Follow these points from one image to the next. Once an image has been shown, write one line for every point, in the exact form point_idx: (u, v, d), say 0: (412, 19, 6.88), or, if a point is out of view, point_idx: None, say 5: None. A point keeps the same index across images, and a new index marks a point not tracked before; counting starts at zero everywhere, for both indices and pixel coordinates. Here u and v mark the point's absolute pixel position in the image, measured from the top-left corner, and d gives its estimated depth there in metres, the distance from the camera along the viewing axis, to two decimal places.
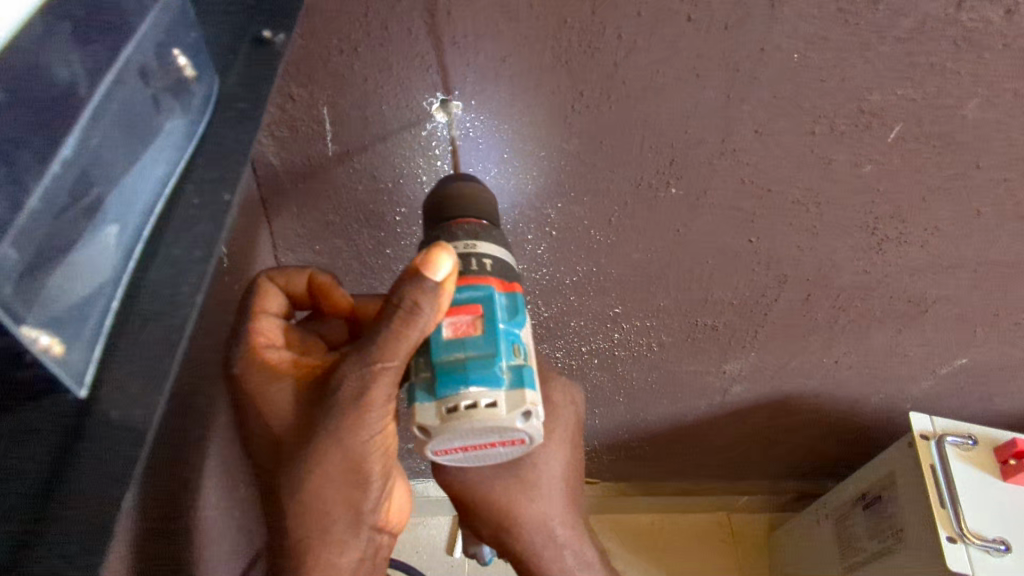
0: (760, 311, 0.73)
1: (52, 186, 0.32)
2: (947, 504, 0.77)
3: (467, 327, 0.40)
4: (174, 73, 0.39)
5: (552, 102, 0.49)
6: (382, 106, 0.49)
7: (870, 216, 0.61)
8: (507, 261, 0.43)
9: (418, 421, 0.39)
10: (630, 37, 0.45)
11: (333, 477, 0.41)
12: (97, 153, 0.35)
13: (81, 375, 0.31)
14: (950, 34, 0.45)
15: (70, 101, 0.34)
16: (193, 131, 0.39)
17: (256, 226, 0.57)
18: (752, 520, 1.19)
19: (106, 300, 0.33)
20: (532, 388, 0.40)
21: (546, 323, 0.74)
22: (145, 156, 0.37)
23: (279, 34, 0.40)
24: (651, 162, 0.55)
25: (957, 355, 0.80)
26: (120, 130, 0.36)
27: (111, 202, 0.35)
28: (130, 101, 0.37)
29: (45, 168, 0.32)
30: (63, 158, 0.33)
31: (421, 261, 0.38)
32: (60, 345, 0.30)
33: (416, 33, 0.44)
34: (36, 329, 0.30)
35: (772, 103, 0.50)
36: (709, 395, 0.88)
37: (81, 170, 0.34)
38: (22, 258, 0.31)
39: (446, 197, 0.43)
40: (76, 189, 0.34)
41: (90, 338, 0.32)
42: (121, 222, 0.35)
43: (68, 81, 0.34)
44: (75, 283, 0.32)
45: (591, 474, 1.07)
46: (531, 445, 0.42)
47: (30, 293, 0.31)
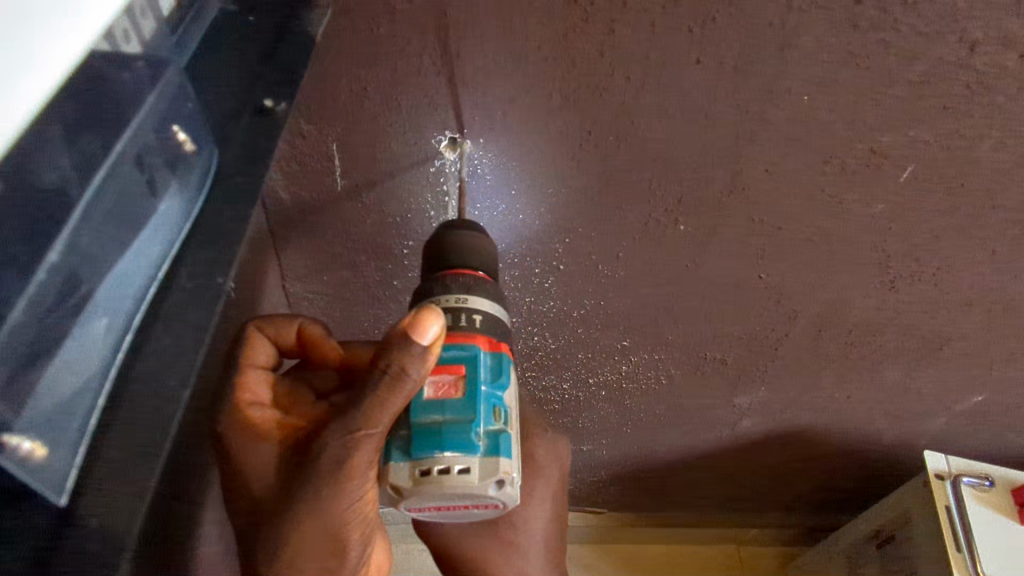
0: (771, 347, 0.72)
1: (37, 297, 0.27)
2: (963, 548, 0.75)
3: (448, 388, 0.40)
4: (172, 147, 0.35)
5: (563, 140, 0.49)
6: (390, 143, 0.49)
7: (882, 254, 0.60)
8: (498, 317, 0.43)
9: (391, 482, 0.39)
10: (640, 78, 0.45)
11: (312, 549, 0.40)
12: (88, 249, 0.30)
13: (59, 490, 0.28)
14: (963, 78, 0.45)
15: (69, 193, 0.29)
16: (191, 210, 0.35)
17: (265, 258, 0.57)
18: (763, 552, 1.16)
19: (88, 412, 0.29)
20: (508, 455, 0.39)
21: (553, 354, 0.74)
22: (138, 239, 0.32)
23: (280, 102, 0.39)
24: (660, 200, 0.54)
25: (974, 393, 0.79)
26: (117, 218, 0.31)
27: (102, 297, 0.30)
28: (131, 189, 0.32)
29: (30, 276, 0.27)
30: (54, 261, 0.28)
31: (409, 321, 0.37)
32: (45, 450, 0.27)
33: (426, 72, 0.44)
34: (18, 440, 0.26)
35: (783, 142, 0.50)
36: (717, 429, 0.87)
37: (74, 270, 0.29)
38: (5, 374, 0.26)
39: (445, 245, 0.44)
40: (66, 290, 0.29)
41: (72, 442, 0.28)
42: (111, 314, 0.31)
43: (60, 174, 0.28)
44: (63, 383, 0.28)
45: (597, 504, 1.05)
46: (505, 509, 0.42)
47: (16, 405, 0.27)
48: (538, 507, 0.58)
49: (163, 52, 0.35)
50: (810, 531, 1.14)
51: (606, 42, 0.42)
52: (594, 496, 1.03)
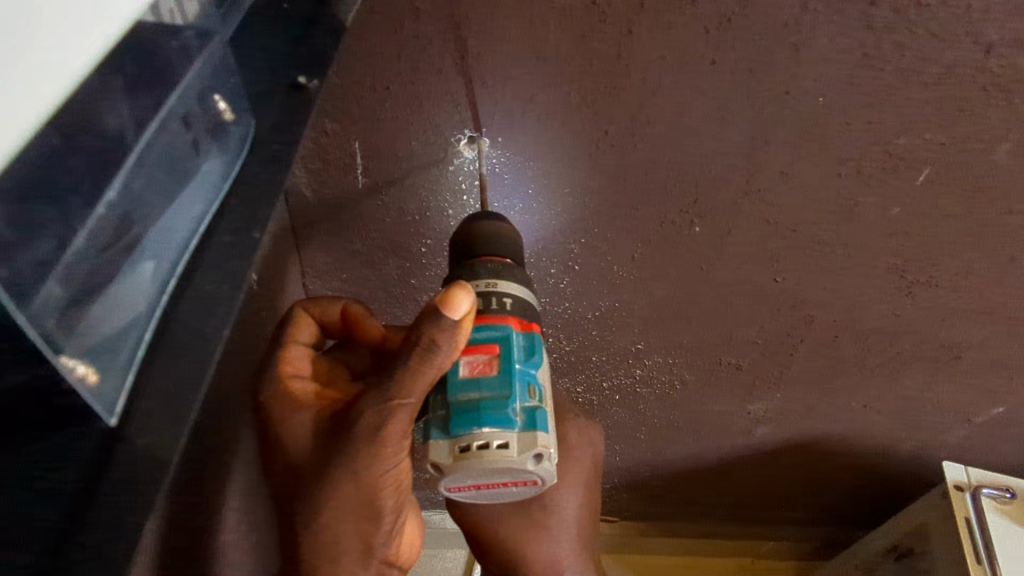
0: (786, 353, 0.72)
1: (96, 230, 0.30)
2: (983, 560, 0.74)
3: (484, 366, 0.41)
4: (214, 116, 0.37)
5: (581, 139, 0.50)
6: (412, 141, 0.51)
7: (899, 258, 0.60)
8: (527, 301, 0.44)
9: (431, 459, 0.40)
10: (655, 79, 0.46)
11: (348, 514, 0.41)
12: (139, 194, 0.32)
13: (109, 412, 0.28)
14: (979, 81, 0.45)
15: (126, 139, 0.31)
16: (231, 171, 0.37)
17: (287, 255, 0.59)
18: (778, 566, 1.14)
19: (136, 343, 0.30)
20: (545, 430, 0.40)
21: (568, 357, 0.74)
22: (183, 194, 0.35)
23: (313, 79, 0.40)
24: (675, 201, 0.55)
25: (994, 403, 0.78)
26: (166, 169, 0.34)
27: (149, 240, 0.32)
28: (177, 145, 0.35)
29: (92, 209, 0.29)
30: (111, 198, 0.30)
31: (440, 298, 0.38)
32: (97, 377, 0.28)
33: (447, 72, 0.46)
34: (70, 365, 0.27)
35: (799, 143, 0.50)
36: (731, 436, 0.86)
37: (126, 211, 0.31)
38: (66, 297, 0.28)
39: (473, 232, 0.44)
40: (120, 229, 0.31)
41: (122, 371, 0.29)
42: (157, 258, 0.32)
43: (121, 121, 0.31)
44: (112, 316, 0.30)
45: (610, 512, 1.05)
46: (543, 487, 0.42)
47: (69, 329, 0.28)
48: (568, 494, 0.58)
49: (211, 23, 0.36)
50: (827, 545, 1.12)
51: (623, 43, 0.43)
52: (606, 504, 1.03)
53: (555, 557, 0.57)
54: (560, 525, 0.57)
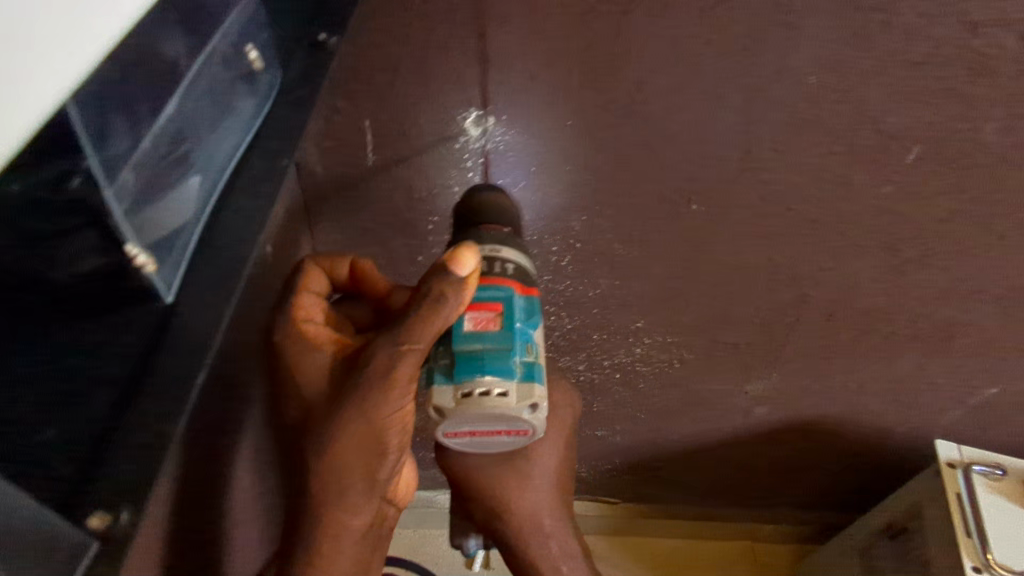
0: (782, 332, 0.74)
1: (156, 141, 0.36)
2: (973, 534, 0.75)
3: (487, 323, 0.43)
4: (245, 64, 0.42)
5: (582, 117, 0.52)
6: (419, 120, 0.53)
7: (891, 237, 0.62)
8: (524, 266, 0.46)
9: (435, 402, 0.43)
10: (653, 58, 0.48)
11: (355, 453, 0.42)
12: (189, 114, 0.38)
13: (166, 295, 0.36)
14: (964, 61, 0.47)
15: (179, 67, 0.37)
16: (261, 111, 0.42)
17: (300, 231, 0.61)
18: (776, 548, 1.16)
19: (188, 240, 0.37)
20: (540, 382, 0.43)
21: (569, 335, 0.76)
22: (222, 129, 0.40)
23: (332, 37, 0.44)
24: (673, 180, 0.57)
25: (987, 384, 0.80)
26: (211, 100, 0.39)
27: (195, 158, 0.39)
28: (219, 80, 0.40)
29: (152, 124, 0.35)
30: (170, 113, 0.36)
31: (449, 258, 0.41)
32: (157, 265, 0.36)
33: (453, 51, 0.48)
34: (136, 252, 0.36)
35: (791, 123, 0.52)
36: (730, 417, 0.88)
37: (179, 130, 0.37)
38: (133, 193, 0.35)
39: (473, 204, 0.48)
40: (173, 144, 0.37)
41: (176, 261, 0.37)
42: (203, 175, 0.39)
43: (175, 51, 0.37)
44: (170, 217, 0.37)
45: (611, 494, 1.07)
46: (533, 438, 0.46)
47: (137, 222, 0.36)
48: (551, 448, 0.60)
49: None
50: (825, 528, 1.14)
51: (623, 22, 0.46)
52: (607, 486, 1.05)
53: (534, 507, 0.59)
54: (540, 475, 0.59)
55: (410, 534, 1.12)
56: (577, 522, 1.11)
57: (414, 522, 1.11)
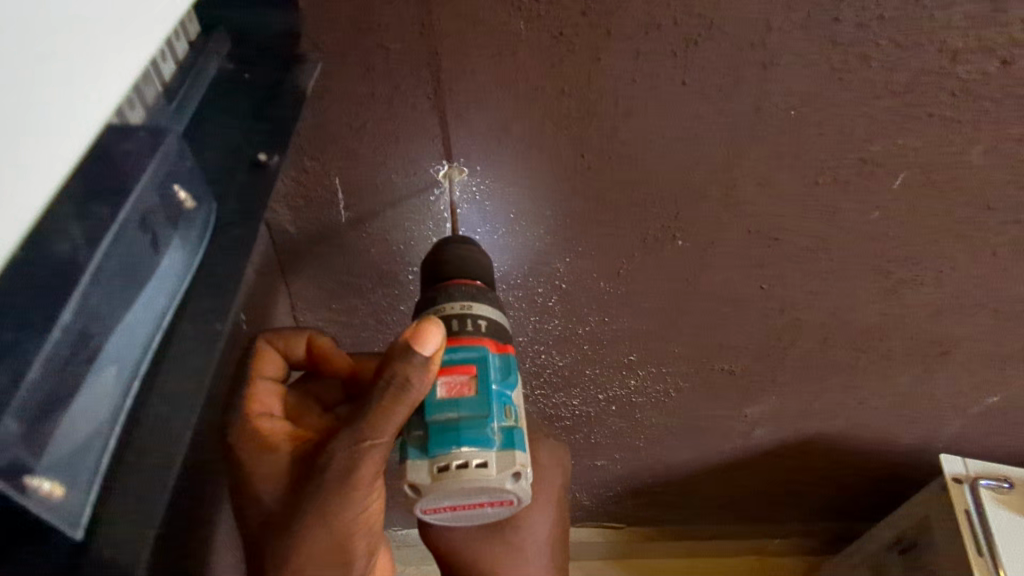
0: (777, 356, 0.72)
1: (51, 356, 0.28)
2: (984, 552, 0.74)
3: (461, 387, 0.42)
4: (173, 206, 0.37)
5: (558, 163, 0.50)
6: (390, 175, 0.51)
7: (883, 260, 0.61)
8: (501, 323, 0.45)
9: (409, 479, 0.41)
10: (628, 102, 0.46)
11: (320, 560, 0.41)
12: (95, 308, 0.31)
13: (74, 527, 0.28)
14: (947, 87, 0.46)
15: (78, 262, 0.30)
16: (191, 264, 0.37)
17: (275, 290, 0.59)
18: (785, 562, 1.15)
19: (101, 453, 0.30)
20: (522, 449, 0.42)
21: (561, 372, 0.74)
22: (144, 293, 0.34)
23: (273, 155, 0.43)
24: (656, 218, 0.55)
25: (988, 394, 0.78)
26: (125, 274, 0.33)
27: (109, 348, 0.32)
28: (135, 250, 0.34)
29: (46, 335, 0.28)
30: (67, 320, 0.29)
31: (411, 335, 0.38)
32: (62, 489, 0.28)
33: (420, 107, 0.46)
34: (38, 482, 0.28)
35: (773, 156, 0.51)
36: (731, 439, 0.87)
37: (84, 326, 0.30)
38: (29, 418, 0.28)
39: (445, 259, 0.46)
40: (79, 345, 0.30)
41: (87, 478, 0.29)
42: (119, 362, 0.32)
43: (72, 245, 0.31)
44: (75, 431, 0.29)
45: (615, 520, 1.05)
46: (519, 506, 0.44)
47: (35, 449, 0.28)
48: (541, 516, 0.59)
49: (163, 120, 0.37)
50: (833, 539, 1.12)
51: (594, 69, 0.44)
52: (609, 512, 1.03)
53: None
54: (533, 548, 0.58)
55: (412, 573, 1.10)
56: (581, 548, 1.09)
57: (416, 559, 1.09)
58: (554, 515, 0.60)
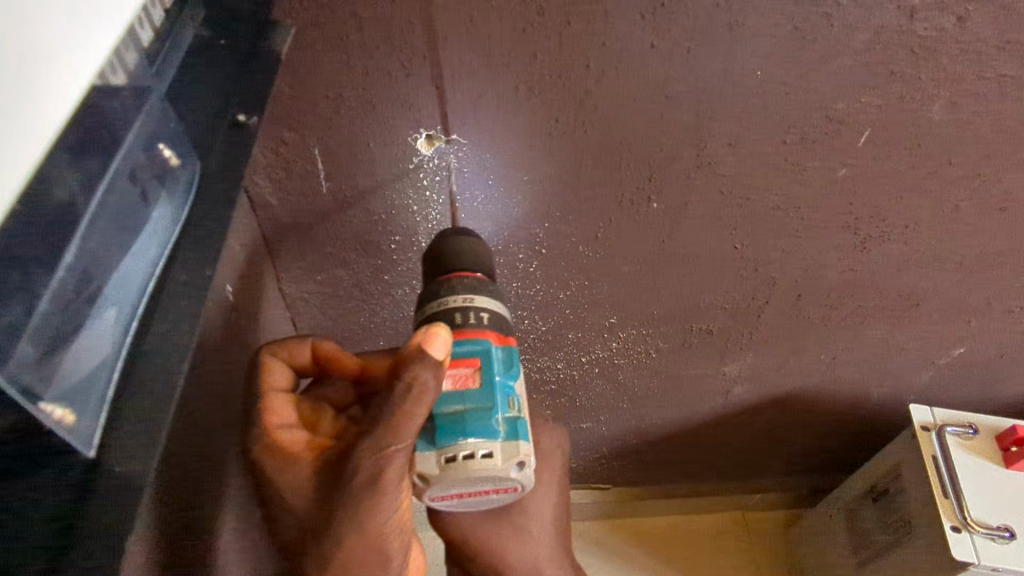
0: (753, 315, 0.75)
1: (59, 291, 0.31)
2: (950, 495, 0.78)
3: (465, 379, 0.44)
4: (159, 162, 0.38)
5: (534, 128, 0.51)
6: (369, 144, 0.52)
7: (851, 217, 0.63)
8: (501, 314, 0.46)
9: (418, 470, 0.43)
10: (599, 66, 0.47)
11: (358, 559, 0.43)
12: (95, 250, 0.33)
13: (87, 447, 0.31)
14: (906, 43, 0.47)
15: (78, 204, 0.32)
16: (179, 216, 0.38)
17: (260, 262, 0.60)
18: (767, 515, 1.19)
19: (107, 382, 0.32)
20: (525, 440, 0.43)
21: (545, 337, 0.76)
22: (137, 242, 0.36)
23: (252, 116, 0.41)
24: (631, 180, 0.57)
25: (955, 345, 0.82)
26: (117, 223, 0.35)
27: (109, 289, 0.34)
28: (125, 199, 0.35)
29: (54, 271, 0.30)
30: (70, 261, 0.31)
31: (421, 342, 0.41)
32: (73, 417, 0.30)
33: (395, 74, 0.47)
34: (51, 409, 0.29)
35: (742, 115, 0.52)
36: (710, 398, 0.89)
37: (86, 267, 0.32)
38: (41, 350, 0.30)
39: (444, 251, 0.47)
40: (81, 284, 0.32)
41: (94, 409, 0.31)
42: (119, 304, 0.34)
43: (70, 188, 0.31)
44: (81, 365, 0.32)
45: (601, 481, 1.09)
46: (522, 492, 0.46)
47: (44, 381, 0.30)
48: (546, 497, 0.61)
49: (146, 80, 0.37)
50: (812, 493, 1.17)
51: (564, 33, 0.45)
52: (597, 474, 1.07)
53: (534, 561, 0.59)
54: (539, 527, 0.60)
55: None
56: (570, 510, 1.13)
57: None
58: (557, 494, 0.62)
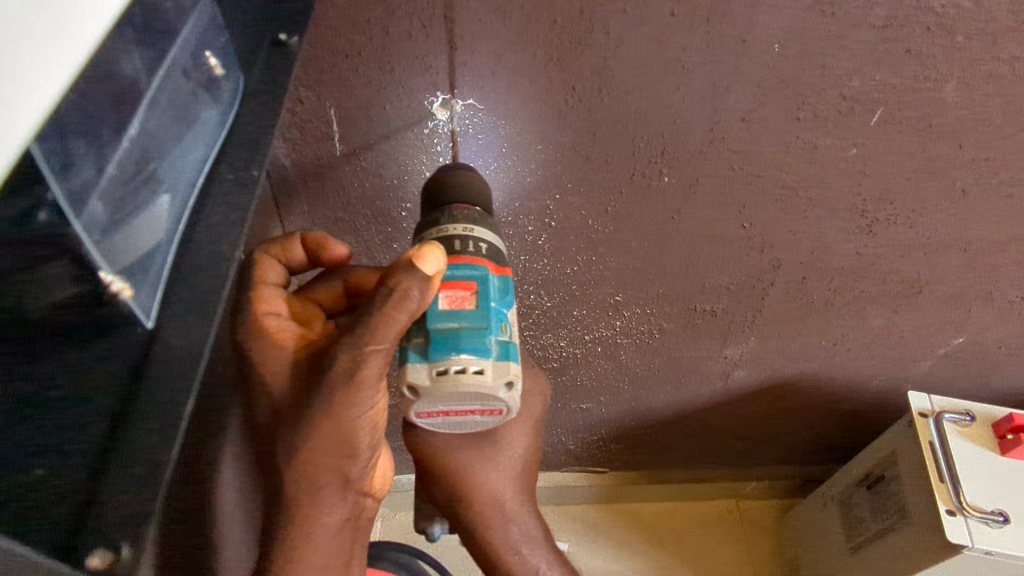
0: (756, 297, 0.75)
1: (122, 163, 0.36)
2: (946, 479, 0.79)
3: (461, 301, 0.43)
4: (206, 70, 0.41)
5: (550, 95, 0.51)
6: (384, 108, 0.52)
7: (858, 200, 0.63)
8: (499, 247, 0.47)
9: (409, 381, 0.43)
10: (619, 33, 0.47)
11: (324, 448, 0.42)
12: (152, 132, 0.38)
13: (145, 320, 0.35)
14: (924, 20, 0.48)
15: (139, 85, 0.37)
16: (225, 120, 0.41)
17: (271, 224, 0.60)
18: (760, 504, 1.20)
19: (161, 266, 0.37)
20: (516, 360, 0.44)
21: (549, 312, 0.77)
22: (189, 137, 0.40)
23: (293, 36, 0.43)
24: (645, 152, 0.57)
25: (954, 334, 0.83)
26: (174, 114, 0.40)
27: (163, 175, 0.39)
28: (179, 93, 0.40)
29: (117, 143, 0.36)
30: (131, 136, 0.37)
31: (413, 252, 0.40)
32: (132, 289, 0.36)
33: (415, 35, 0.47)
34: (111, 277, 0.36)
35: (758, 89, 0.52)
36: (710, 381, 0.90)
37: (144, 150, 0.38)
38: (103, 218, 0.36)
39: (444, 184, 0.46)
40: (140, 163, 0.38)
41: (152, 287, 0.36)
42: (172, 192, 0.39)
43: (134, 69, 0.37)
44: (138, 242, 0.37)
45: (598, 465, 1.09)
46: (507, 416, 0.46)
47: (112, 251, 0.36)
48: (518, 433, 0.61)
49: None
50: (805, 482, 1.18)
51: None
52: (593, 457, 1.07)
53: (497, 492, 0.60)
54: (505, 460, 0.60)
55: (402, 517, 1.14)
56: (566, 492, 1.13)
57: (406, 505, 1.13)
58: (530, 433, 0.62)
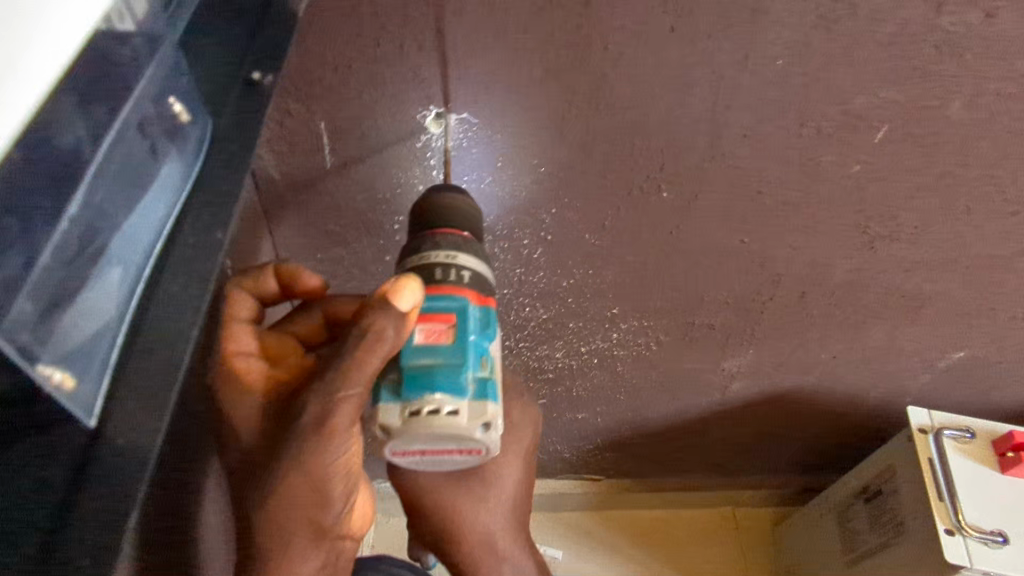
0: (756, 311, 0.74)
1: (60, 244, 0.31)
2: (944, 496, 0.78)
3: (439, 335, 0.42)
4: (170, 118, 0.38)
5: (546, 110, 0.50)
6: (376, 122, 0.51)
7: (861, 216, 0.62)
8: (485, 276, 0.45)
9: (380, 421, 0.42)
10: (617, 49, 0.46)
11: (295, 501, 0.41)
12: (100, 206, 0.34)
13: (87, 416, 0.31)
14: (932, 38, 0.46)
15: (82, 155, 0.33)
16: (186, 179, 0.38)
17: (260, 237, 0.59)
18: (756, 512, 1.19)
19: (111, 346, 0.33)
20: (494, 401, 0.42)
21: (545, 324, 0.76)
22: (148, 198, 0.36)
23: (266, 75, 0.41)
24: (643, 168, 0.56)
25: (955, 348, 0.82)
26: (125, 179, 0.35)
27: (114, 248, 0.34)
28: (134, 153, 0.36)
29: (54, 224, 0.31)
30: (73, 213, 0.32)
31: (387, 288, 0.39)
32: (73, 381, 0.31)
33: (407, 49, 0.45)
34: (50, 371, 0.30)
35: (760, 106, 0.51)
36: (708, 393, 0.89)
37: (91, 222, 0.33)
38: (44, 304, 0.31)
39: (428, 209, 0.45)
40: (85, 240, 0.33)
41: (97, 374, 0.32)
42: (125, 264, 0.35)
43: (75, 137, 0.33)
44: (83, 326, 0.32)
45: (593, 473, 1.08)
46: (486, 457, 0.45)
47: (45, 342, 0.30)
48: (510, 466, 0.59)
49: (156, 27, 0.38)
50: (802, 491, 1.17)
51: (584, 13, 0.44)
52: (589, 465, 1.06)
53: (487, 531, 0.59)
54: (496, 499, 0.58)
55: (396, 523, 1.13)
56: (560, 500, 1.12)
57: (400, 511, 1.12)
58: (521, 464, 0.60)
